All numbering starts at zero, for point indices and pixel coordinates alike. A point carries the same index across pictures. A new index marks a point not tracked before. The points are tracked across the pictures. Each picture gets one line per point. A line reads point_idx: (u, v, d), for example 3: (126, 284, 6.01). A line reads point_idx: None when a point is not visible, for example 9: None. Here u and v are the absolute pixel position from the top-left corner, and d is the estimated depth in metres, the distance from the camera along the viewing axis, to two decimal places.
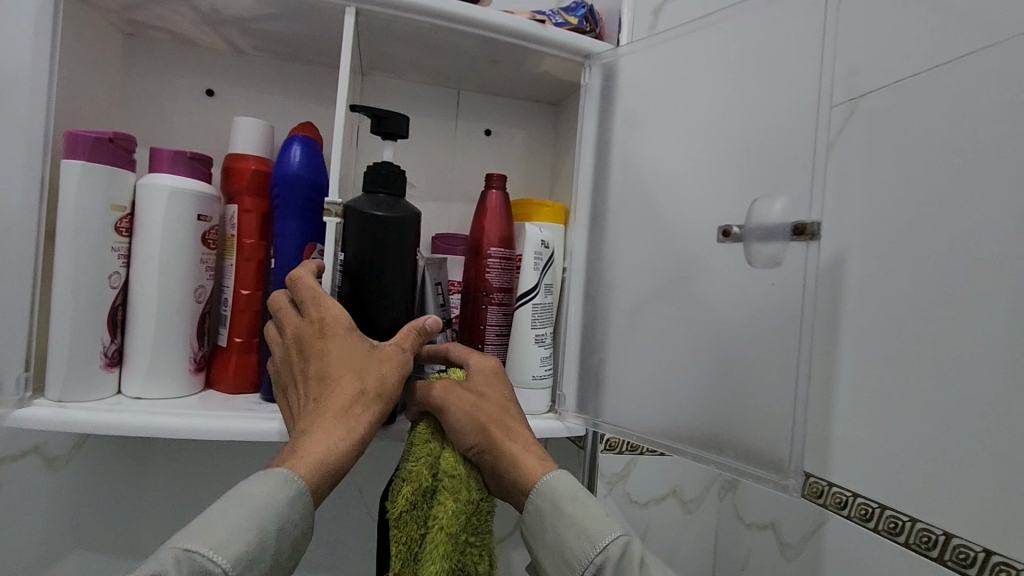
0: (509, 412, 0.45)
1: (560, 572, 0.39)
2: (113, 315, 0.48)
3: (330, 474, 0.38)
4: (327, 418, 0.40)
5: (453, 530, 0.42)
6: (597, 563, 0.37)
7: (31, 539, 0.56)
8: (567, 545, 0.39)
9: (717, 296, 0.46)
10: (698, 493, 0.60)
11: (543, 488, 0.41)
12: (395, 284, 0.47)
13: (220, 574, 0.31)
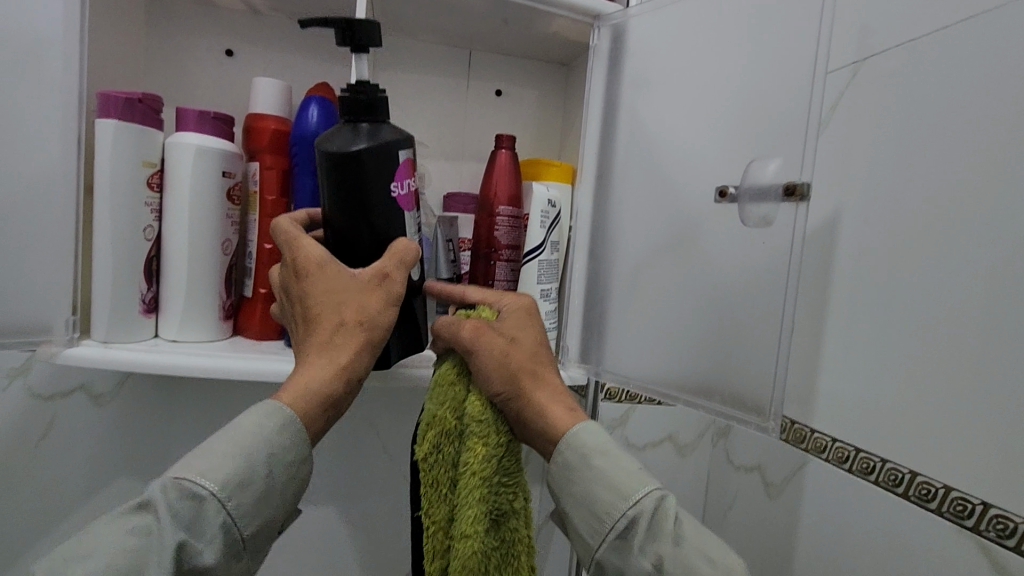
0: (539, 359, 0.49)
1: (590, 522, 0.42)
2: (149, 266, 0.52)
3: (320, 409, 0.42)
4: (314, 359, 0.44)
5: (485, 473, 0.46)
6: (629, 516, 0.40)
7: (81, 465, 0.62)
8: (598, 497, 0.42)
9: (714, 253, 0.48)
10: (694, 438, 0.63)
11: (574, 439, 0.44)
12: (387, 217, 0.48)
13: (209, 496, 0.36)
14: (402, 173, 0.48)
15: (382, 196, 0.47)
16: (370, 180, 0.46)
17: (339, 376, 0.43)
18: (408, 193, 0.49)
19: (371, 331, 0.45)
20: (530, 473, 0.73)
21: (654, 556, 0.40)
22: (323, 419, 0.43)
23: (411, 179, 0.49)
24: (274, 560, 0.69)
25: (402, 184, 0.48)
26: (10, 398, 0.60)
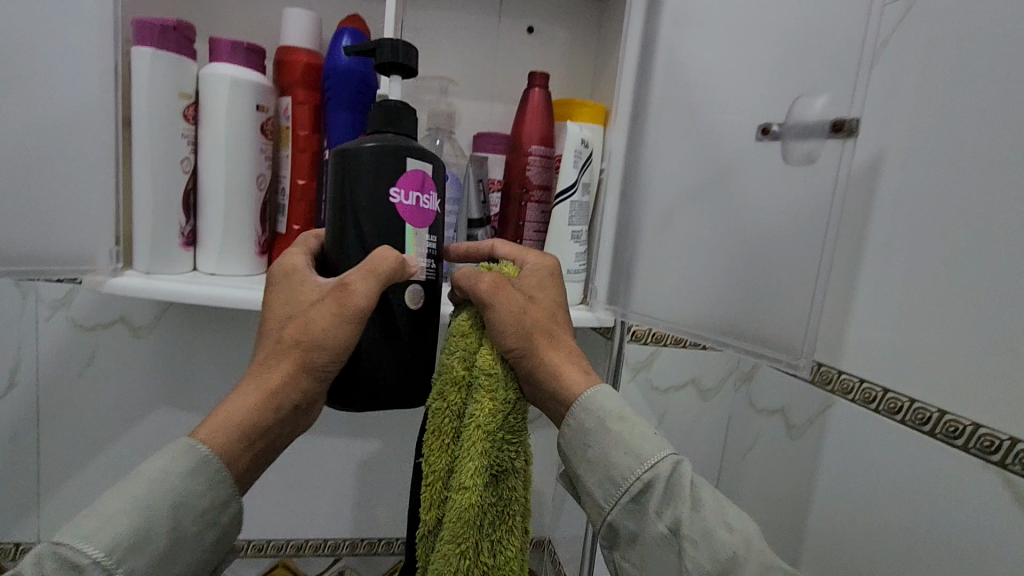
0: (555, 320, 0.48)
1: (603, 486, 0.41)
2: (186, 199, 0.53)
3: (238, 441, 0.39)
4: (248, 382, 0.41)
5: (490, 427, 0.44)
6: (644, 480, 0.40)
7: (122, 393, 0.65)
8: (614, 459, 0.41)
9: (751, 194, 0.47)
10: (718, 382, 0.63)
11: (590, 402, 0.43)
12: (381, 229, 0.43)
13: (90, 564, 0.32)
14: (410, 183, 0.43)
15: (375, 202, 0.43)
16: (364, 182, 0.43)
17: (268, 402, 0.40)
18: (416, 207, 0.44)
19: (313, 350, 0.41)
20: None
21: (671, 519, 0.39)
22: (246, 453, 0.39)
23: (425, 193, 0.45)
24: (302, 490, 0.71)
25: (405, 193, 0.43)
26: (55, 327, 0.62)
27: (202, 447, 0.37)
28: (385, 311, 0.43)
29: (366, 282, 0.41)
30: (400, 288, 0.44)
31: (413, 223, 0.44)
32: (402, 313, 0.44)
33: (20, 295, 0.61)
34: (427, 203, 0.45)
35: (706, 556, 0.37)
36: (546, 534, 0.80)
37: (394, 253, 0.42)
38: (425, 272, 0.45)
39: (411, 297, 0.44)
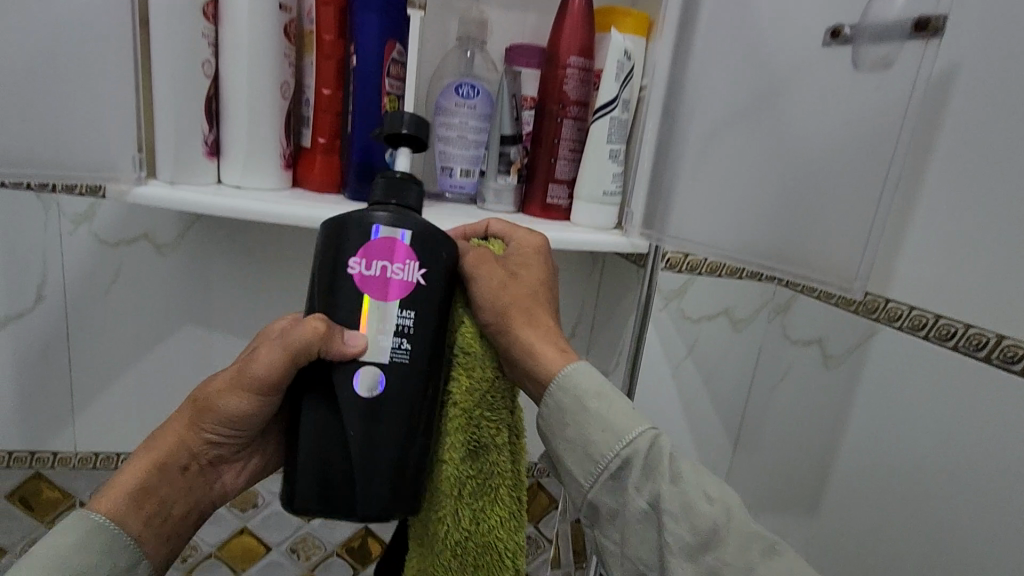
0: (535, 298, 0.46)
1: (581, 465, 0.41)
2: (208, 106, 0.51)
3: (130, 504, 0.38)
4: (147, 449, 0.41)
5: (467, 406, 0.42)
6: (623, 456, 0.39)
7: (146, 312, 0.65)
8: (592, 437, 0.41)
9: (810, 106, 0.44)
10: (751, 313, 0.61)
11: (568, 381, 0.42)
12: (346, 306, 0.38)
13: None
14: (373, 252, 0.38)
15: (333, 272, 0.39)
16: (334, 254, 0.39)
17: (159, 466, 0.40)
18: (382, 278, 0.39)
19: (204, 414, 0.42)
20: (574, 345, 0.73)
21: (649, 494, 0.39)
22: (140, 515, 0.39)
23: (398, 263, 0.39)
24: None
25: (367, 263, 0.38)
26: (79, 242, 0.61)
27: (97, 510, 0.37)
28: (327, 392, 0.39)
29: (269, 351, 0.39)
30: (340, 372, 0.38)
31: (373, 295, 0.38)
32: (348, 402, 0.38)
33: (42, 208, 0.59)
34: (400, 275, 0.39)
35: (686, 529, 0.38)
36: None
37: (314, 320, 0.38)
38: (391, 354, 0.39)
39: (360, 386, 0.38)
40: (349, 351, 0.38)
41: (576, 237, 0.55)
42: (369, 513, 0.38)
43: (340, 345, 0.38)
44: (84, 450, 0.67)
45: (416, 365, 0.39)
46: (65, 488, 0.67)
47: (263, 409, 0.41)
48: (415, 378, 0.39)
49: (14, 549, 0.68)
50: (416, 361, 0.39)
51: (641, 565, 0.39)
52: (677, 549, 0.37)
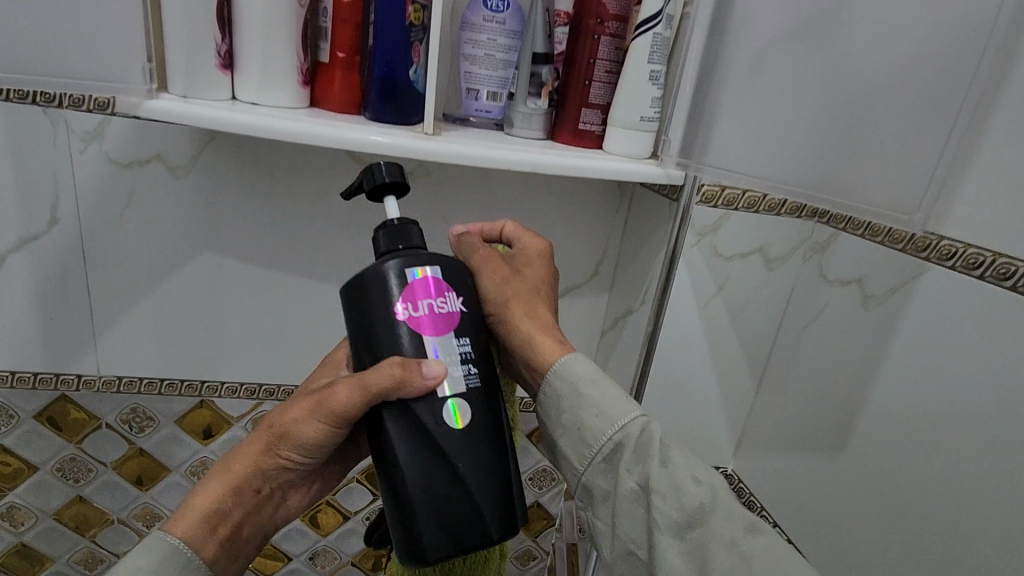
0: (537, 293, 0.46)
1: (576, 450, 0.41)
2: (220, 13, 0.47)
3: (208, 529, 0.38)
4: (222, 472, 0.40)
5: None
6: (615, 441, 0.39)
7: (162, 239, 0.63)
8: (586, 421, 0.41)
9: (880, 17, 0.40)
10: (786, 251, 0.58)
11: (563, 369, 0.42)
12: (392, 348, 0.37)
13: None
14: (416, 293, 0.38)
15: (370, 325, 0.38)
16: (368, 304, 0.38)
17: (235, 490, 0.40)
18: (431, 316, 0.38)
19: (279, 441, 0.41)
20: (598, 282, 0.72)
21: (641, 476, 0.39)
22: (215, 539, 0.38)
23: (439, 297, 0.39)
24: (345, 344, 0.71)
25: (413, 305, 0.38)
26: (90, 162, 0.59)
27: (176, 534, 0.37)
28: (422, 434, 0.37)
29: (348, 390, 0.37)
30: (430, 404, 0.37)
31: (427, 334, 0.38)
32: (446, 442, 0.37)
33: (51, 125, 0.57)
34: (445, 308, 0.39)
35: (675, 508, 0.37)
36: None
37: (397, 362, 0.36)
38: (465, 382, 0.38)
39: (450, 419, 0.37)
40: (433, 377, 0.36)
41: (611, 165, 0.52)
42: (500, 534, 0.37)
43: (424, 376, 0.36)
44: (108, 374, 0.67)
45: (486, 383, 0.39)
46: (91, 410, 0.68)
47: (337, 439, 0.40)
48: (490, 393, 0.39)
49: (47, 467, 0.70)
50: (486, 381, 0.39)
51: (632, 545, 0.39)
52: (666, 529, 0.37)
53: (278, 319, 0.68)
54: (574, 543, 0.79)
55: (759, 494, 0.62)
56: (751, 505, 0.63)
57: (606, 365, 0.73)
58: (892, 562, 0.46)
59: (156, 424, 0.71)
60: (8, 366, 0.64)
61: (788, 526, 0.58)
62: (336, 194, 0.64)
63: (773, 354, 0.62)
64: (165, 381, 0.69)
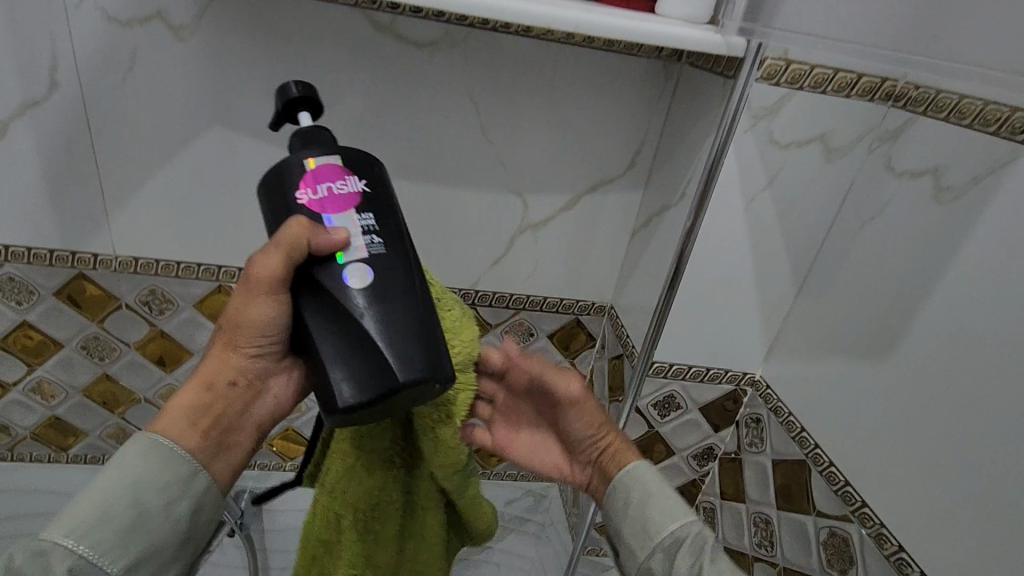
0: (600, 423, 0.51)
1: (637, 541, 0.43)
2: None
3: (184, 422, 0.39)
4: (191, 377, 0.41)
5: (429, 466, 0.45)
6: (676, 537, 0.42)
7: (170, 111, 0.59)
8: (650, 515, 0.43)
9: None
10: (850, 139, 0.52)
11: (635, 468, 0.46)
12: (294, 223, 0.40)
13: (85, 556, 0.34)
14: (316, 177, 0.39)
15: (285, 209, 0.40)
16: (276, 193, 0.40)
17: (205, 386, 0.40)
18: (330, 197, 0.39)
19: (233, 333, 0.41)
20: (633, 177, 0.67)
21: (693, 569, 0.41)
22: (194, 431, 0.39)
23: (339, 182, 0.40)
24: None
25: (312, 189, 0.39)
26: (87, 18, 0.54)
27: (155, 433, 0.38)
28: (329, 296, 0.38)
29: (266, 255, 0.38)
30: (332, 266, 0.38)
31: (329, 212, 0.39)
32: (347, 295, 0.38)
33: None
34: (345, 190, 0.40)
35: None
36: (611, 301, 0.76)
37: (296, 220, 0.37)
38: (368, 248, 0.39)
39: (353, 277, 0.38)
40: (336, 238, 0.38)
41: (665, 27, 0.46)
42: (412, 376, 0.37)
43: (328, 235, 0.38)
44: (124, 254, 0.66)
45: (394, 252, 0.40)
46: (110, 290, 0.68)
47: (287, 310, 0.40)
48: (398, 262, 0.40)
49: (72, 345, 0.71)
50: (394, 251, 0.40)
51: None
52: None
53: None
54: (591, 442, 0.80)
55: (788, 400, 0.60)
56: (778, 411, 0.61)
57: (636, 266, 0.69)
58: (928, 468, 0.45)
59: (175, 307, 0.70)
60: (24, 242, 0.63)
61: (817, 432, 0.56)
62: (351, 64, 0.58)
63: (820, 256, 0.58)
64: (181, 264, 0.67)
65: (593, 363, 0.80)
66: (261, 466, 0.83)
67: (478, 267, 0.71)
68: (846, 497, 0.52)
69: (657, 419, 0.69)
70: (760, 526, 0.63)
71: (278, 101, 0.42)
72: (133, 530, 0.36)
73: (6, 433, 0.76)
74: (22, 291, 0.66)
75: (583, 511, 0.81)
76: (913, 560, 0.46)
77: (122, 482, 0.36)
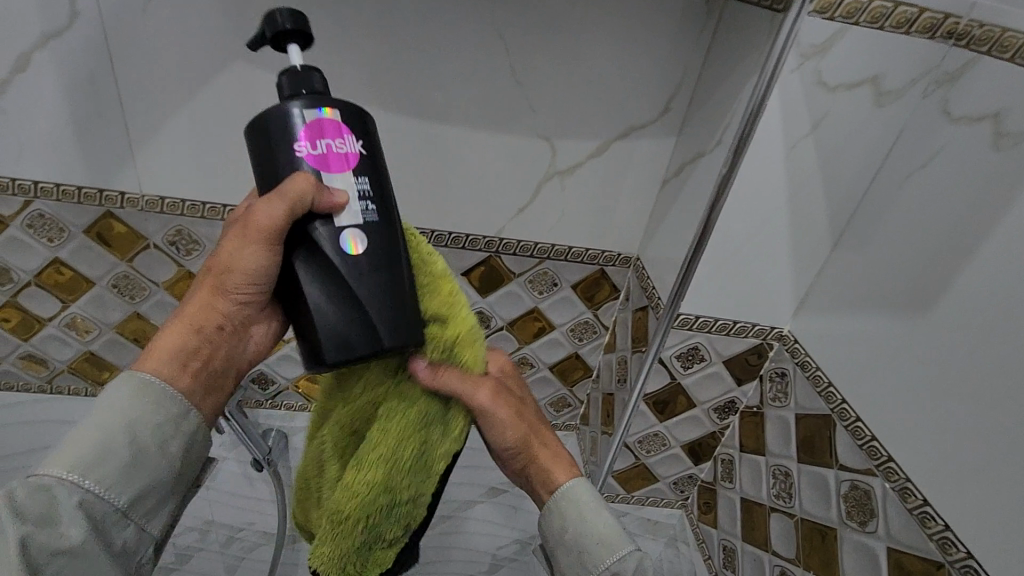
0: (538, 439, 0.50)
1: (573, 564, 0.46)
2: None
3: (172, 359, 0.40)
4: (175, 318, 0.42)
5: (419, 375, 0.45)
6: (611, 569, 0.44)
7: (188, 44, 0.56)
8: (587, 544, 0.45)
9: None
10: (904, 83, 0.49)
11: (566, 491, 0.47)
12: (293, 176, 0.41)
13: (89, 489, 0.36)
14: (313, 133, 0.40)
15: (284, 163, 0.40)
16: (275, 142, 0.41)
17: (192, 327, 0.41)
18: (330, 155, 0.40)
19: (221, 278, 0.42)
20: (668, 121, 0.64)
21: None
22: (185, 374, 0.40)
23: (339, 137, 0.41)
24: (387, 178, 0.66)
25: (312, 144, 0.40)
26: None
27: (145, 371, 0.39)
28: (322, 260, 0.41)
29: (268, 207, 0.39)
30: (327, 227, 0.40)
31: (329, 172, 0.40)
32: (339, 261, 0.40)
33: None
34: (342, 148, 0.41)
35: None
36: (637, 253, 0.75)
37: (301, 177, 0.39)
38: (362, 217, 0.41)
39: (347, 243, 0.40)
40: (336, 200, 0.40)
41: None
42: (396, 343, 0.41)
43: (328, 196, 0.40)
44: (151, 194, 0.65)
45: (386, 221, 0.42)
46: (138, 230, 0.68)
47: (279, 262, 0.41)
48: (388, 230, 0.42)
49: (103, 283, 0.72)
50: (385, 218, 0.42)
51: None
52: None
53: None
54: (610, 393, 0.80)
55: (817, 355, 0.59)
56: (804, 366, 0.60)
57: (665, 217, 0.68)
58: (960, 424, 0.44)
59: (201, 248, 0.71)
60: (52, 178, 0.63)
61: (845, 387, 0.55)
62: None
63: (862, 207, 0.55)
64: (207, 205, 0.67)
65: (617, 315, 0.80)
66: (288, 407, 0.89)
67: (503, 215, 0.70)
68: (871, 452, 0.51)
69: (680, 371, 0.69)
70: (779, 478, 0.63)
71: (268, 31, 0.42)
72: (135, 465, 0.38)
73: (44, 366, 0.79)
74: (53, 228, 0.67)
75: (600, 459, 0.82)
76: (937, 514, 0.46)
77: (119, 422, 0.37)
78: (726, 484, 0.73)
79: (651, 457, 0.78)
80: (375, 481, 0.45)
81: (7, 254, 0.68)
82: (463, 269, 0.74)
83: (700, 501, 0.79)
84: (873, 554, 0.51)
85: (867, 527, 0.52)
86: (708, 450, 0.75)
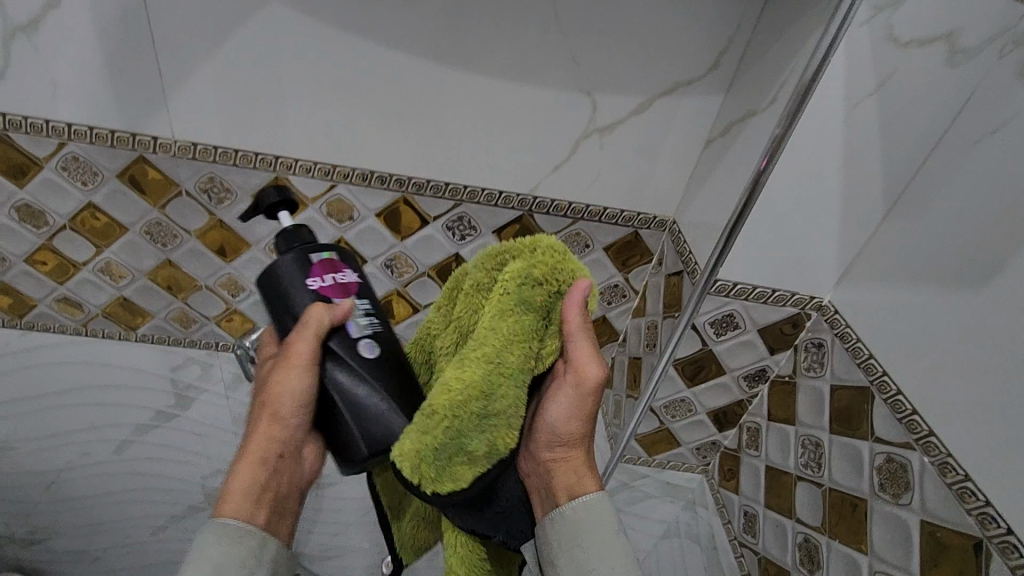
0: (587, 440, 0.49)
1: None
2: None
3: (251, 484, 0.46)
4: (240, 458, 0.47)
5: (515, 310, 0.45)
6: None
7: None
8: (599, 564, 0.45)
9: None
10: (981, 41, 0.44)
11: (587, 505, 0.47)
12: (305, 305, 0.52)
13: None
14: (321, 270, 0.53)
15: (297, 299, 0.52)
16: (286, 285, 0.53)
17: (258, 460, 0.47)
18: (334, 286, 0.53)
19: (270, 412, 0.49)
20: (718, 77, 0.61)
21: None
22: (260, 507, 0.45)
23: (340, 274, 0.54)
24: (422, 129, 0.64)
25: (322, 278, 0.53)
26: None
27: (227, 514, 0.44)
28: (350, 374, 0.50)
29: (300, 337, 0.49)
30: (343, 344, 0.50)
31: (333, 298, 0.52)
32: (359, 370, 0.50)
33: None
34: (342, 281, 0.54)
35: None
36: (673, 216, 0.73)
37: (319, 304, 0.50)
38: (367, 328, 0.52)
39: (361, 351, 0.51)
40: (343, 310, 0.50)
41: None
42: None
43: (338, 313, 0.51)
44: (183, 139, 0.64)
45: (383, 328, 0.54)
46: (170, 176, 0.68)
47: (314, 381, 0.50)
48: (387, 337, 0.53)
49: (136, 229, 0.72)
50: (384, 328, 0.54)
51: None
52: None
53: (351, 92, 0.61)
54: (637, 357, 0.80)
55: (858, 326, 0.58)
56: (844, 337, 0.59)
57: (707, 179, 0.66)
58: (1009, 403, 0.43)
59: (233, 197, 0.70)
60: (86, 121, 0.62)
61: (887, 359, 0.54)
62: None
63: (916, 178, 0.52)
64: (239, 152, 0.66)
65: (648, 279, 0.79)
66: None
67: (539, 173, 0.68)
68: (911, 426, 0.51)
69: (712, 337, 0.69)
70: (808, 448, 0.63)
71: (262, 204, 0.58)
72: None
73: (80, 310, 0.80)
74: (87, 172, 0.66)
75: (623, 422, 0.83)
76: (978, 489, 0.45)
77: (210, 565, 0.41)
78: (750, 452, 0.73)
79: (676, 422, 0.78)
80: (471, 384, 0.44)
81: (42, 197, 0.68)
82: (496, 227, 0.73)
83: (722, 468, 0.79)
84: (905, 526, 0.51)
85: (901, 499, 0.51)
86: (734, 418, 0.75)
